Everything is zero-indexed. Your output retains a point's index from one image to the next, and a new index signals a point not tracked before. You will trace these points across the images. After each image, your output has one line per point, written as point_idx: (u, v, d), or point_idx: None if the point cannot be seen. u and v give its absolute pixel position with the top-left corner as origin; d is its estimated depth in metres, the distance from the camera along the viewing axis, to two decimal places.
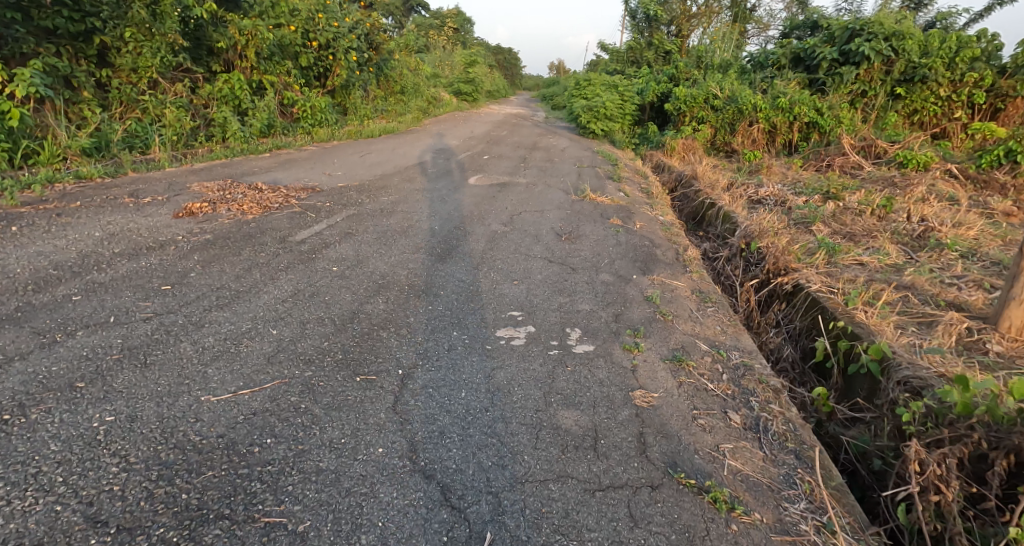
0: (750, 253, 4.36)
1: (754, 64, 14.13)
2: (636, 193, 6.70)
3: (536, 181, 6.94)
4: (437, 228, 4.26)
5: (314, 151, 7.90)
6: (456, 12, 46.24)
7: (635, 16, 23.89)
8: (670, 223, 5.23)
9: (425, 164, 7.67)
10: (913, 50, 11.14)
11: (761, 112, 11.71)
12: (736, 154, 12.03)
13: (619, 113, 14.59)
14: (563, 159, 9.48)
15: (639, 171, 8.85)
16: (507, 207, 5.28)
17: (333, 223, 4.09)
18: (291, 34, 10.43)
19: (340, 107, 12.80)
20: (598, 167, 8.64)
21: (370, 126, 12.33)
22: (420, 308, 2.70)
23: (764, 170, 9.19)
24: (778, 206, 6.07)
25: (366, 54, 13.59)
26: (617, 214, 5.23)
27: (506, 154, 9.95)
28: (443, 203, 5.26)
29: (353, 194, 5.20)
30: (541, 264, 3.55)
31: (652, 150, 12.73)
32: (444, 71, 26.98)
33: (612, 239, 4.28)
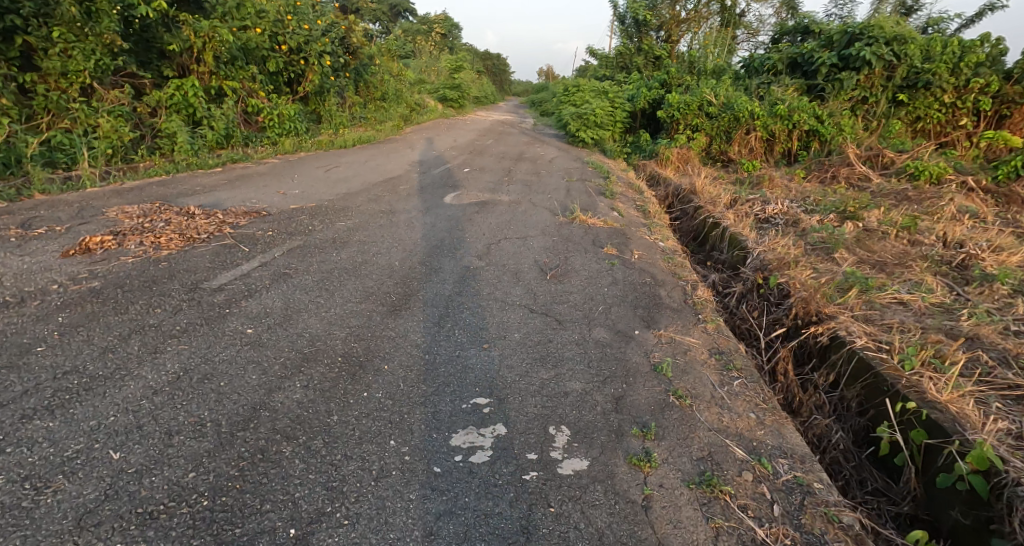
0: (769, 291, 3.72)
1: (748, 69, 13.61)
2: (631, 212, 6.06)
3: (520, 198, 6.27)
4: (395, 265, 3.57)
5: (273, 165, 7.15)
6: (443, 18, 45.77)
7: (624, 21, 23.40)
8: (672, 250, 4.58)
9: (397, 179, 6.97)
10: (915, 55, 10.67)
11: (758, 120, 11.16)
12: (733, 163, 11.48)
13: (608, 120, 13.94)
14: (550, 172, 8.84)
15: (633, 184, 8.22)
16: (484, 232, 4.60)
17: (267, 261, 3.37)
18: (256, 37, 9.67)
19: (314, 115, 12.26)
20: (588, 181, 8.01)
21: (345, 135, 11.64)
22: (346, 400, 1.97)
23: (765, 182, 8.60)
24: (790, 227, 5.46)
25: (340, 58, 12.87)
26: (610, 239, 4.57)
27: (490, 166, 9.27)
28: (410, 229, 4.57)
29: (304, 219, 4.50)
30: (518, 317, 2.87)
31: (645, 160, 12.13)
32: (430, 77, 26.35)
33: (606, 275, 3.61)
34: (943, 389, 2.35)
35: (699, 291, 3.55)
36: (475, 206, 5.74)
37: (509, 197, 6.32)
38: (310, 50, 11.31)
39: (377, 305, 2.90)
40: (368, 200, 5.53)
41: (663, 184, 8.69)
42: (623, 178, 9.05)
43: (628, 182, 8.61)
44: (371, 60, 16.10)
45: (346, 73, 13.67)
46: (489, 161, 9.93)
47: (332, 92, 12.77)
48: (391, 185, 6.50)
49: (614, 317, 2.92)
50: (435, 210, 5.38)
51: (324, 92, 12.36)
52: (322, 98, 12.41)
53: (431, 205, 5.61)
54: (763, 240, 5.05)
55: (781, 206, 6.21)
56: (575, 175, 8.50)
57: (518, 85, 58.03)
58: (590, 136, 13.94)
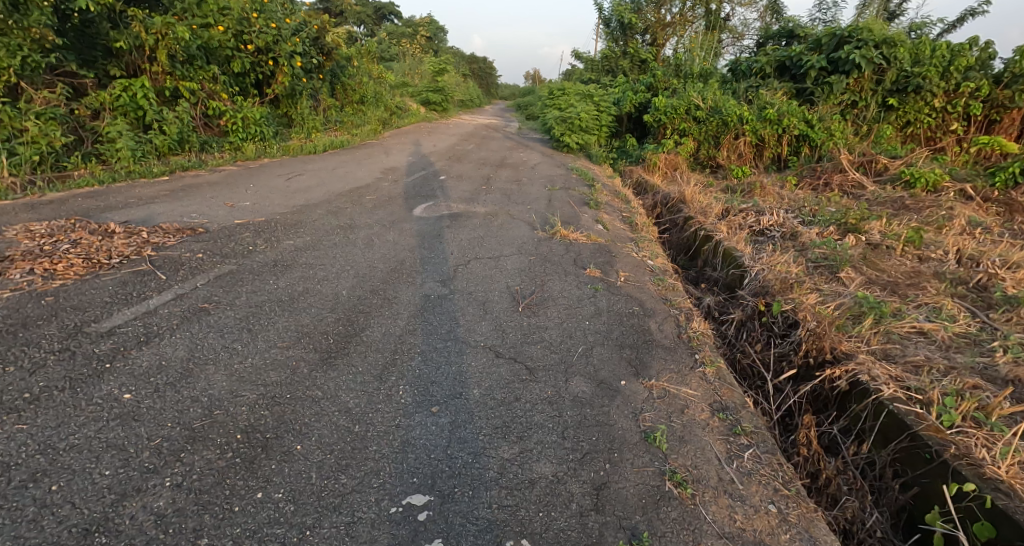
0: (772, 319, 3.28)
1: (735, 73, 13.29)
2: (616, 224, 5.61)
3: (498, 209, 5.80)
4: (341, 294, 3.07)
5: (228, 173, 6.59)
6: (428, 22, 45.42)
7: (609, 24, 23.10)
8: (662, 270, 4.14)
9: (365, 189, 6.45)
10: (905, 58, 10.28)
11: (747, 124, 10.83)
12: (721, 169, 11.15)
13: (593, 124, 13.53)
14: (532, 179, 8.38)
15: (619, 193, 7.79)
16: (453, 251, 4.12)
17: (185, 292, 2.82)
18: (219, 35, 9.30)
19: (285, 118, 11.82)
20: (572, 189, 7.56)
21: (318, 139, 11.10)
22: (227, 509, 1.59)
23: (757, 190, 8.23)
24: (788, 241, 5.04)
25: (313, 60, 12.39)
26: (592, 258, 4.11)
27: (468, 173, 8.78)
28: (368, 247, 4.07)
29: (246, 237, 3.98)
30: (479, 362, 2.39)
31: (631, 166, 11.73)
32: (413, 81, 25.87)
33: (588, 304, 3.15)
34: (997, 458, 1.92)
35: (695, 322, 3.09)
36: (447, 219, 5.25)
37: (485, 208, 5.84)
38: (279, 50, 10.87)
39: (307, 350, 2.41)
40: (327, 213, 5.02)
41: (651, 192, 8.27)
42: (609, 186, 8.61)
43: (614, 189, 8.16)
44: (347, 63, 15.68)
45: (319, 75, 13.18)
46: (468, 167, 9.43)
47: (304, 95, 12.32)
48: (357, 195, 5.98)
49: (595, 362, 2.46)
50: (402, 224, 4.88)
51: (295, 95, 11.87)
52: (293, 101, 11.92)
53: (397, 218, 5.12)
54: (760, 257, 4.62)
55: (777, 217, 5.80)
56: (559, 183, 8.06)
57: (504, 89, 57.64)
58: (575, 141, 13.52)
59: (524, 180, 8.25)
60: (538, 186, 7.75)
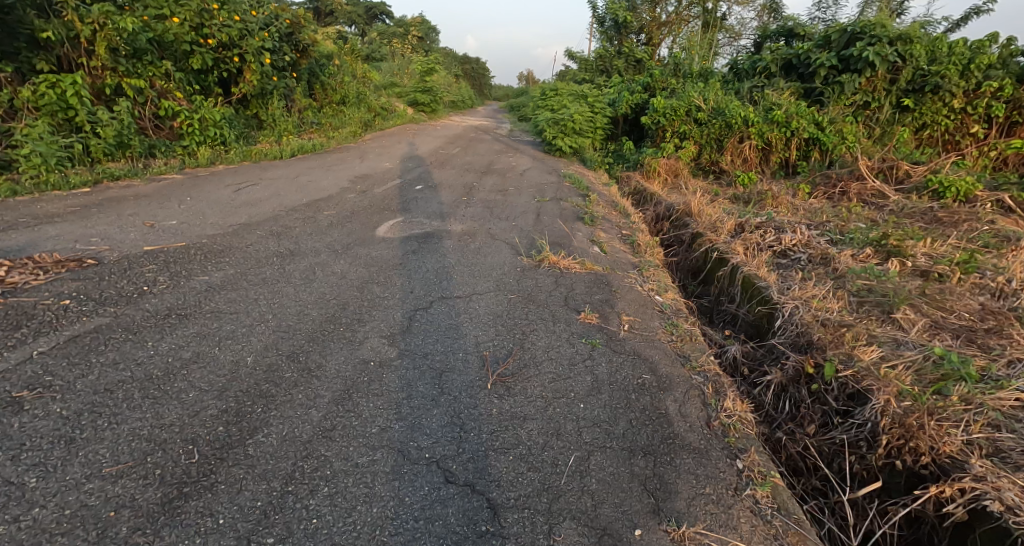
0: (824, 386, 2.51)
1: (738, 72, 12.55)
2: (615, 245, 4.83)
3: (477, 227, 5.02)
4: (248, 365, 2.29)
5: (166, 184, 5.78)
6: (420, 21, 44.68)
7: (603, 23, 22.37)
8: (674, 310, 3.37)
9: (328, 202, 5.67)
10: (921, 55, 9.51)
11: (752, 127, 10.13)
12: (725, 175, 10.44)
13: (588, 125, 12.76)
14: (521, 187, 7.61)
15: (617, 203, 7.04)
16: (413, 287, 3.33)
17: (9, 374, 2.06)
18: (175, 28, 8.80)
19: (255, 119, 11.17)
20: (565, 200, 6.79)
21: (290, 142, 10.33)
22: None
23: (769, 199, 7.48)
24: (818, 267, 4.27)
25: (285, 57, 11.76)
26: (585, 296, 3.34)
27: (451, 181, 7.98)
28: (306, 282, 3.28)
29: (149, 269, 3.20)
30: (408, 501, 1.70)
31: (628, 171, 10.97)
32: (402, 81, 25.12)
33: (582, 374, 2.40)
34: None
35: (727, 397, 2.33)
36: (415, 241, 4.46)
37: (463, 226, 5.05)
38: (245, 46, 10.26)
39: (146, 496, 1.66)
40: (268, 235, 4.21)
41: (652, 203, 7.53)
42: (606, 195, 7.85)
43: (610, 199, 7.39)
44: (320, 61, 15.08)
45: (291, 73, 12.48)
46: (450, 175, 8.64)
47: (277, 92, 11.76)
48: (313, 210, 5.19)
49: (593, 491, 1.78)
50: (357, 248, 4.08)
51: (266, 94, 11.27)
52: (263, 99, 11.32)
53: (353, 240, 4.32)
54: (789, 289, 3.85)
55: (800, 235, 5.02)
56: (550, 193, 7.28)
57: (499, 90, 56.81)
58: (569, 144, 12.73)
59: (511, 189, 7.48)
60: (527, 196, 6.98)
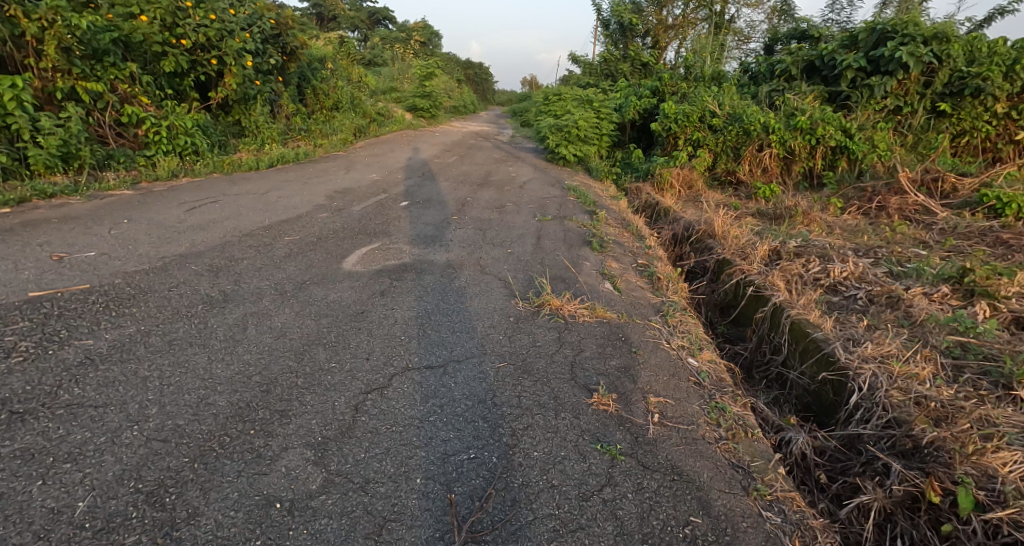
0: (960, 525, 1.86)
1: (754, 76, 11.79)
2: (632, 279, 4.07)
3: (465, 258, 4.25)
4: (77, 526, 1.51)
5: (108, 202, 5.02)
6: (422, 26, 44.19)
7: (608, 26, 21.64)
8: (715, 380, 2.60)
9: (294, 224, 4.90)
10: (959, 56, 8.70)
11: (773, 134, 9.36)
12: (743, 186, 9.69)
13: (594, 132, 11.98)
14: (520, 203, 6.83)
15: (630, 222, 6.25)
16: (370, 352, 2.55)
17: None
18: (145, 27, 8.19)
19: (237, 126, 10.58)
20: (570, 219, 6.02)
21: (272, 151, 9.64)
22: None
23: (799, 217, 6.68)
24: (884, 311, 3.48)
25: (270, 59, 11.15)
26: (596, 365, 2.56)
27: (444, 196, 7.22)
28: (227, 344, 2.50)
29: (20, 325, 2.43)
30: None
31: (638, 182, 10.18)
32: (400, 87, 24.46)
33: (599, 528, 1.65)
34: None
35: None
36: (388, 278, 3.68)
37: (449, 257, 4.28)
38: (224, 48, 9.65)
39: None
40: (204, 270, 3.45)
41: (668, 222, 6.72)
42: (615, 212, 7.04)
43: (621, 217, 6.59)
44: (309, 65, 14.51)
45: (277, 77, 11.85)
46: (444, 188, 7.87)
47: (261, 97, 11.16)
48: (274, 236, 4.45)
49: None
50: (311, 291, 3.30)
51: (249, 99, 10.66)
52: (245, 104, 10.72)
53: (311, 278, 3.55)
54: (857, 344, 3.05)
55: (852, 265, 4.22)
56: (553, 211, 6.49)
57: (502, 96, 56.18)
58: (574, 151, 11.94)
59: (510, 205, 6.72)
60: (526, 213, 6.19)
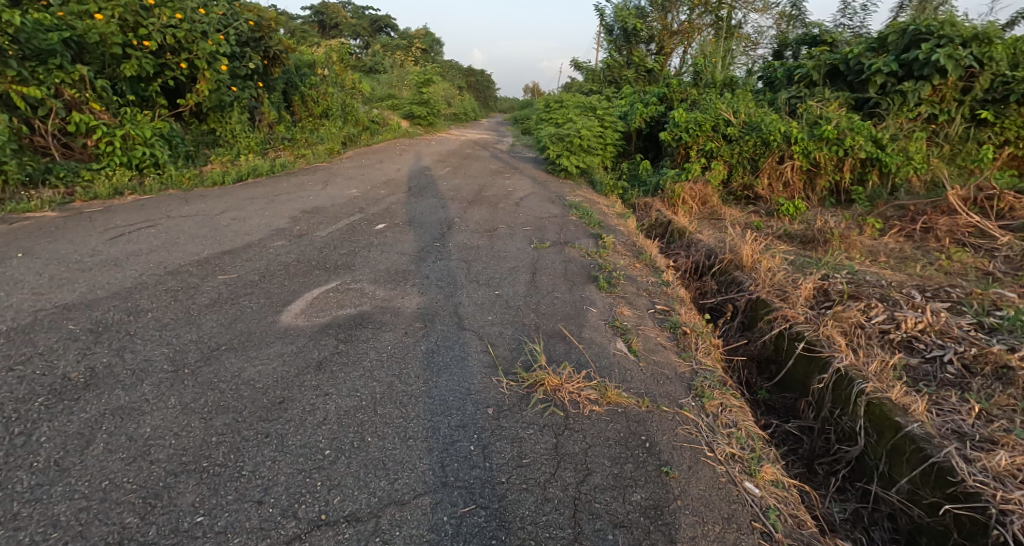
0: None
1: (771, 82, 11.04)
2: (651, 333, 3.24)
3: (439, 305, 3.41)
4: None
5: (18, 228, 4.23)
6: (423, 34, 43.69)
7: (611, 32, 20.91)
8: (785, 528, 1.78)
9: (238, 257, 4.08)
10: (1003, 59, 7.85)
11: (795, 144, 8.56)
12: (763, 202, 8.94)
13: (598, 142, 11.17)
14: (515, 225, 6.00)
15: (643, 249, 5.41)
16: (267, 485, 1.71)
17: None
18: (100, 26, 7.48)
19: (211, 135, 9.88)
20: (572, 246, 5.20)
21: (247, 163, 8.85)
22: None
23: (836, 243, 5.83)
24: (989, 388, 2.64)
25: (248, 64, 10.44)
26: (611, 507, 1.75)
27: (429, 215, 6.39)
28: (44, 480, 1.65)
29: None
30: None
31: (646, 198, 9.36)
32: (397, 94, 23.77)
33: None
34: None
35: None
36: (332, 338, 2.84)
37: (422, 302, 3.45)
38: (195, 51, 8.93)
39: None
40: (85, 331, 2.62)
41: (685, 247, 5.89)
42: (624, 234, 6.22)
43: (631, 241, 5.76)
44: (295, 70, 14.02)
45: (257, 83, 11.14)
46: (430, 206, 7.05)
47: (239, 105, 10.45)
48: (206, 274, 3.63)
49: None
50: (221, 364, 2.47)
51: (224, 106, 9.95)
52: (221, 112, 10.02)
53: (228, 340, 2.71)
54: (972, 447, 2.21)
55: (929, 312, 3.36)
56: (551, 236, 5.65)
57: (504, 103, 55.58)
58: (577, 163, 11.12)
59: (502, 227, 5.89)
60: (521, 238, 5.36)
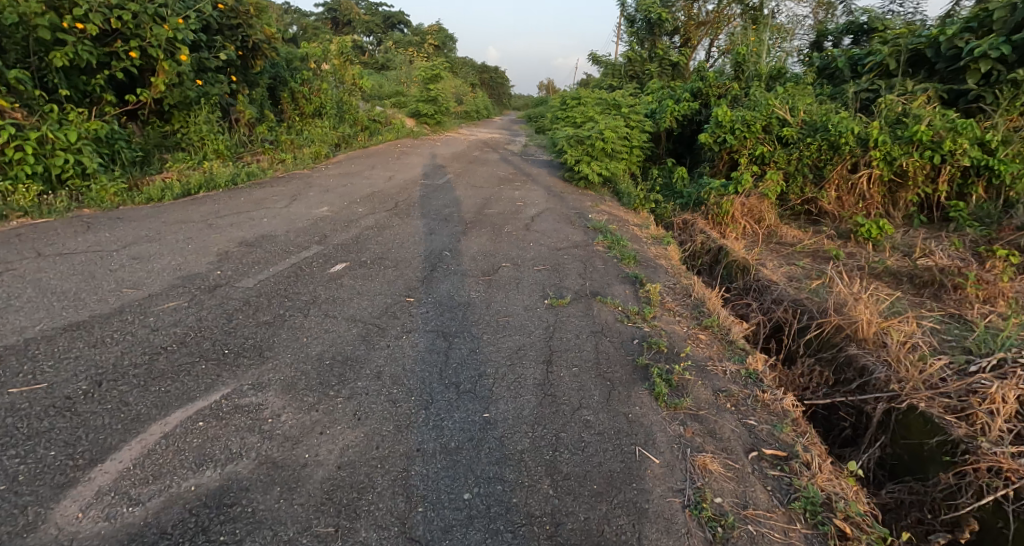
0: None
1: (833, 75, 9.56)
2: (779, 527, 1.77)
3: (378, 458, 1.94)
4: None
5: None
6: (436, 29, 42.42)
7: (633, 23, 19.25)
8: None
9: (85, 336, 2.63)
10: None
11: (876, 149, 7.16)
12: (828, 218, 7.72)
13: (623, 144, 9.57)
14: (523, 265, 4.51)
15: (704, 305, 3.91)
16: None
17: None
18: (20, 3, 6.09)
19: (175, 137, 8.50)
20: (601, 302, 3.73)
21: (208, 171, 7.44)
22: None
23: (971, 291, 4.25)
24: None
25: (219, 54, 9.07)
26: None
27: (413, 246, 4.93)
28: None
29: None
30: None
31: (685, 214, 7.84)
32: (403, 91, 22.35)
33: None
34: None
35: None
36: None
37: (351, 451, 1.98)
38: (147, 36, 7.54)
39: None
40: None
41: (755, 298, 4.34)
42: (668, 275, 4.68)
43: (680, 290, 4.23)
44: (283, 64, 12.86)
45: (232, 77, 9.76)
46: (418, 230, 5.58)
47: (210, 102, 9.08)
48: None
49: None
50: None
51: (190, 103, 8.58)
52: (186, 110, 8.66)
53: None
54: None
55: None
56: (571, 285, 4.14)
57: (518, 100, 53.99)
58: (599, 170, 9.53)
59: (503, 267, 4.40)
60: (528, 290, 3.86)
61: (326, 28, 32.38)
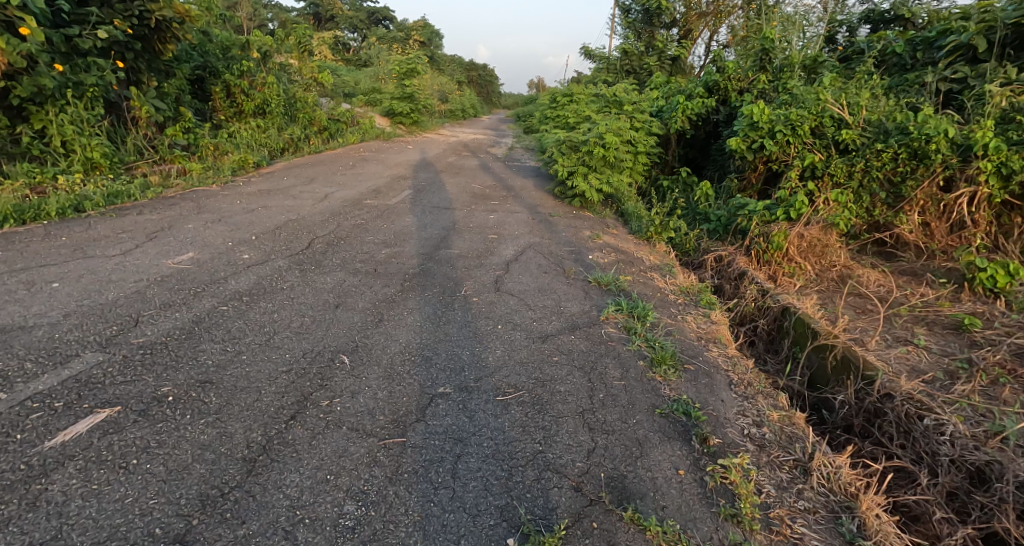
0: None
1: (889, 62, 7.59)
2: None
3: None
4: None
5: None
6: (422, 24, 40.34)
7: (629, 13, 17.30)
8: None
9: None
10: None
11: (986, 159, 5.16)
12: (910, 250, 5.77)
13: (627, 150, 7.48)
14: (476, 400, 2.43)
15: (847, 514, 1.92)
16: None
17: None
18: None
19: (27, 141, 6.32)
20: (635, 526, 1.75)
21: (47, 193, 5.29)
22: None
23: None
24: None
25: (100, 33, 6.87)
26: None
27: (294, 344, 2.85)
28: None
29: None
30: None
31: (716, 249, 5.82)
32: (377, 87, 20.13)
33: None
34: None
35: None
36: None
37: None
38: None
39: None
40: None
41: None
42: (741, 407, 2.65)
43: (777, 458, 2.22)
44: (215, 51, 10.63)
45: (121, 63, 7.54)
46: (317, 302, 3.48)
47: (84, 94, 6.90)
48: None
49: None
50: None
51: (51, 95, 6.41)
52: (47, 104, 6.50)
53: None
54: None
55: None
56: (564, 466, 2.06)
57: (508, 99, 51.86)
58: (598, 184, 7.45)
59: (432, 416, 2.30)
60: (470, 510, 1.77)
61: (303, 22, 30.08)
